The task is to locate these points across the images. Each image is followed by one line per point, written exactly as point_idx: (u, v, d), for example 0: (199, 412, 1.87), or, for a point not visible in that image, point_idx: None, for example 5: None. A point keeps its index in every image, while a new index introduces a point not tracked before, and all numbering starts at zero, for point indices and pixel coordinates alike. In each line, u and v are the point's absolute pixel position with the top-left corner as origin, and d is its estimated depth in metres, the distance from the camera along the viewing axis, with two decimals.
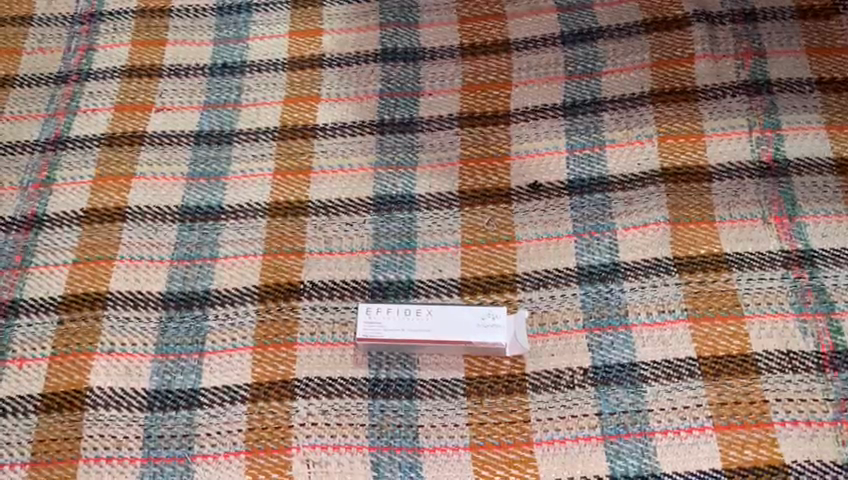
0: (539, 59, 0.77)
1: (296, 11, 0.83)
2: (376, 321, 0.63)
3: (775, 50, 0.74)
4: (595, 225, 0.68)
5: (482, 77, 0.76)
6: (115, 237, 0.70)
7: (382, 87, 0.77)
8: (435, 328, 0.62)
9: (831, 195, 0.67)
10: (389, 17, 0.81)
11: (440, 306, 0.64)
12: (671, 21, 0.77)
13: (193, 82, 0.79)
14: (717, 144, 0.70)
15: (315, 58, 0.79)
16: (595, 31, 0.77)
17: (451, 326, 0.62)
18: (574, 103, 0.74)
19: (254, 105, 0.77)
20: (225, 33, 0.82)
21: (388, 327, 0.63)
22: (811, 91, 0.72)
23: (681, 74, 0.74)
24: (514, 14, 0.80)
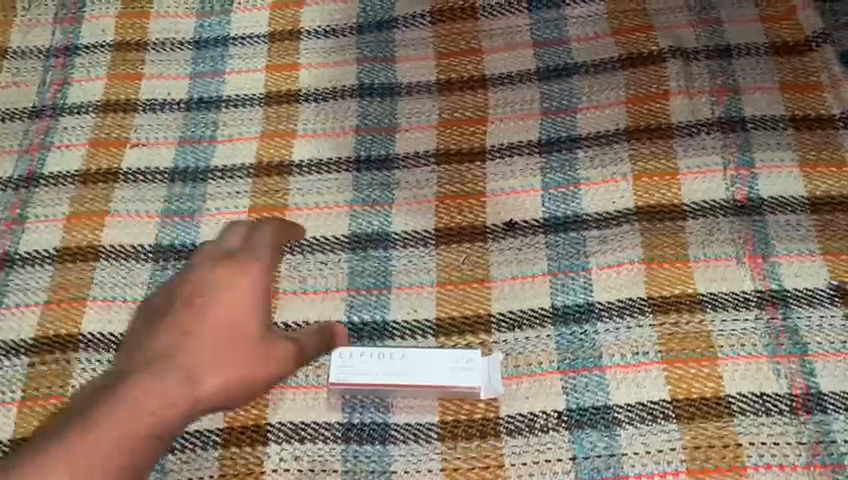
0: (516, 95, 0.77)
1: (274, 44, 0.82)
2: (349, 367, 0.63)
3: (749, 86, 0.74)
4: (570, 264, 0.68)
5: (459, 113, 0.76)
6: (88, 276, 0.69)
7: (359, 123, 0.77)
8: (410, 373, 0.62)
9: (804, 235, 0.67)
10: (366, 51, 0.81)
11: (413, 349, 0.63)
12: (646, 57, 0.77)
13: (169, 118, 0.78)
14: (692, 182, 0.70)
15: (292, 93, 0.79)
16: (571, 67, 0.77)
17: (423, 371, 0.62)
18: (550, 139, 0.74)
19: (230, 141, 0.77)
20: (201, 67, 0.81)
21: (361, 373, 0.62)
22: (784, 128, 0.72)
23: (656, 110, 0.74)
24: (491, 49, 0.80)
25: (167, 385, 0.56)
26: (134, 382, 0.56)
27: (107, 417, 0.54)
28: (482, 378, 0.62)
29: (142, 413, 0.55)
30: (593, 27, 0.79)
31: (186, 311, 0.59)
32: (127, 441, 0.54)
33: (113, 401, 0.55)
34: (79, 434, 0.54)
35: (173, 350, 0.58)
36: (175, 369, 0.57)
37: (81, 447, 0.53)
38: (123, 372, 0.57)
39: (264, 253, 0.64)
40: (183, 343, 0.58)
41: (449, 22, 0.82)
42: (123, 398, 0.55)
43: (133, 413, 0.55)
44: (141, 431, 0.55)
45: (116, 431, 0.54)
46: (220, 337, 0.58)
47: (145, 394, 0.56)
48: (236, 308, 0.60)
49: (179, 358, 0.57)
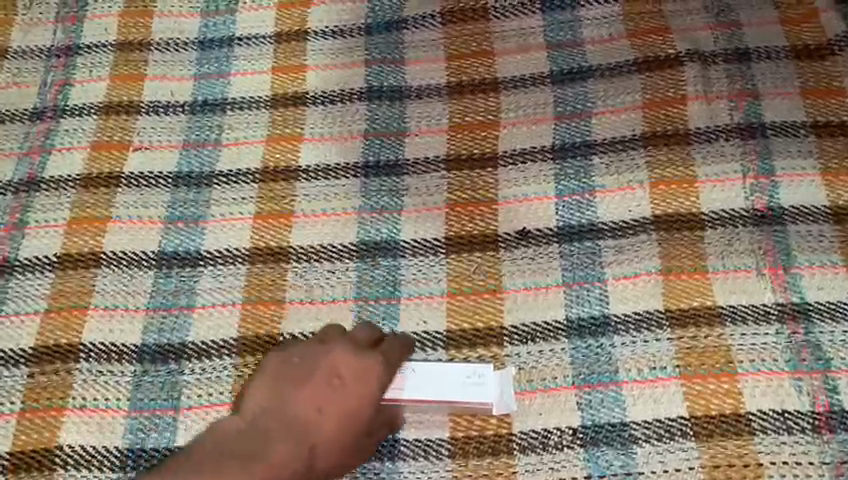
0: (528, 99, 0.75)
1: (280, 45, 0.80)
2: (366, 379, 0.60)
3: (769, 91, 0.72)
4: (585, 274, 0.66)
5: (470, 118, 0.74)
6: (89, 284, 0.68)
7: (367, 127, 0.75)
8: (427, 388, 0.60)
9: (826, 246, 0.65)
10: (375, 52, 0.79)
11: (428, 363, 0.61)
12: (663, 60, 0.74)
13: (172, 120, 0.76)
14: (710, 191, 0.68)
15: (298, 95, 0.77)
16: (586, 70, 0.75)
17: (441, 386, 0.60)
18: (564, 145, 0.72)
19: (235, 144, 0.75)
20: (206, 69, 0.79)
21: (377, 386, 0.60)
22: (805, 135, 0.70)
23: (673, 116, 0.72)
24: (503, 51, 0.78)
25: (271, 463, 0.55)
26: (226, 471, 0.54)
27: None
28: (495, 394, 0.60)
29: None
30: (608, 29, 0.77)
31: (298, 396, 0.58)
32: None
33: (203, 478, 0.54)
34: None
35: (284, 442, 0.56)
36: (280, 453, 0.56)
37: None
38: (220, 453, 0.56)
39: (396, 355, 0.61)
40: (290, 438, 0.56)
41: (460, 23, 0.79)
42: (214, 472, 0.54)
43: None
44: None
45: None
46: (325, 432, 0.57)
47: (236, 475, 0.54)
48: (354, 405, 0.58)
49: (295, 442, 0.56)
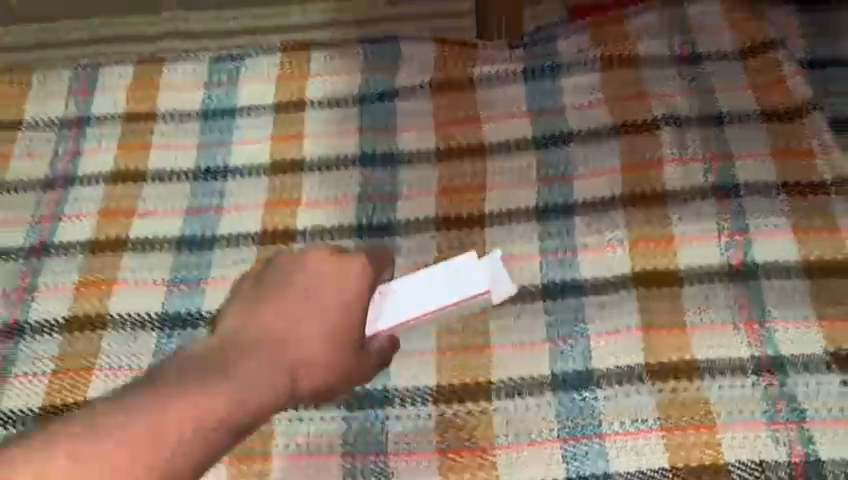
0: (513, 162, 0.79)
1: (280, 115, 0.85)
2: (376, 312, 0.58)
3: (741, 153, 0.76)
4: (569, 330, 0.69)
5: (458, 181, 0.78)
6: (95, 345, 0.71)
7: (361, 191, 0.79)
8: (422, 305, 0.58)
9: (799, 300, 0.68)
10: (368, 120, 0.83)
11: (409, 287, 0.59)
12: (640, 125, 0.79)
13: (177, 188, 0.81)
14: (688, 248, 0.71)
15: (296, 162, 0.82)
16: (567, 135, 0.79)
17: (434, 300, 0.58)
18: (547, 206, 0.75)
19: (237, 209, 0.79)
20: (210, 138, 0.84)
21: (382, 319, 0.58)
22: (776, 194, 0.73)
23: (650, 177, 0.76)
24: (489, 118, 0.82)
25: (260, 381, 0.51)
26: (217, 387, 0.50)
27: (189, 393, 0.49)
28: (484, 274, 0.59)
29: (209, 418, 0.48)
30: (589, 95, 0.81)
31: (269, 303, 0.55)
32: (199, 459, 0.48)
33: (191, 388, 0.49)
34: (155, 387, 0.49)
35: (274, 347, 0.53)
36: (258, 362, 0.52)
37: (177, 406, 0.48)
38: (205, 367, 0.51)
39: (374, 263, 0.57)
40: (272, 361, 0.52)
41: (448, 92, 0.84)
42: (202, 395, 0.49)
43: (202, 407, 0.48)
44: (225, 407, 0.49)
45: (196, 433, 0.48)
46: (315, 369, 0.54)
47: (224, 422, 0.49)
48: (340, 338, 0.55)
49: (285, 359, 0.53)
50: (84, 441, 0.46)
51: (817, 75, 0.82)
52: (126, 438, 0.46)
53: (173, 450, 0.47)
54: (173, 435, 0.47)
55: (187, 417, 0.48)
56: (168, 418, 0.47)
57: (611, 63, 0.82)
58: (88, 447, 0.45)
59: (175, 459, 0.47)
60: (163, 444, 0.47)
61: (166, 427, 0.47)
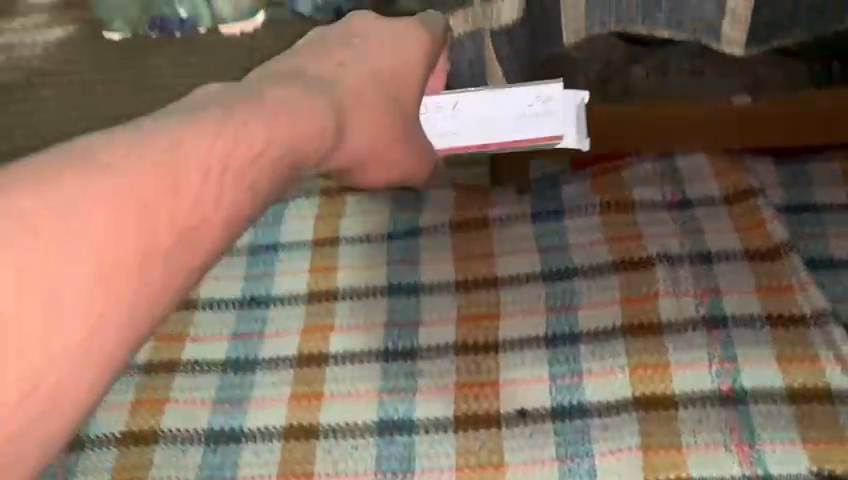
0: (524, 293, 0.88)
1: (317, 249, 0.96)
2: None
3: (728, 288, 0.85)
4: (576, 449, 0.76)
5: (475, 309, 0.88)
6: (147, 458, 0.80)
7: (388, 318, 0.88)
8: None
9: (784, 423, 0.75)
10: (395, 254, 0.94)
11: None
12: (637, 261, 0.88)
13: (225, 315, 0.91)
14: (682, 374, 0.79)
15: (331, 291, 0.91)
16: (572, 269, 0.89)
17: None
18: (555, 333, 0.84)
19: (277, 335, 0.89)
20: (254, 270, 0.95)
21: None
22: (761, 325, 0.82)
23: (647, 309, 0.84)
24: (502, 253, 0.92)
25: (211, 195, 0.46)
26: (329, 82, 0.60)
27: (282, 89, 0.55)
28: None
29: (287, 140, 0.52)
30: (590, 234, 0.92)
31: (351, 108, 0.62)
32: (189, 278, 0.46)
33: (256, 110, 0.51)
34: (167, 179, 0.44)
35: (358, 91, 0.63)
36: (194, 178, 0.46)
37: (172, 197, 0.44)
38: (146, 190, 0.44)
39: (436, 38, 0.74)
40: (355, 111, 0.62)
41: (465, 229, 0.95)
42: (255, 111, 0.51)
43: (243, 121, 0.49)
44: (253, 179, 0.49)
45: (202, 212, 0.46)
46: (371, 99, 0.64)
47: (283, 178, 0.52)
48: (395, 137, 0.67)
49: (362, 103, 0.63)
50: (87, 238, 0.40)
51: (794, 218, 0.92)
52: (126, 238, 0.42)
53: (171, 269, 0.44)
54: (182, 208, 0.45)
55: (216, 165, 0.47)
56: (186, 209, 0.45)
57: (611, 207, 0.93)
58: (103, 187, 0.42)
59: (177, 276, 0.45)
60: (177, 226, 0.44)
61: (179, 226, 0.44)
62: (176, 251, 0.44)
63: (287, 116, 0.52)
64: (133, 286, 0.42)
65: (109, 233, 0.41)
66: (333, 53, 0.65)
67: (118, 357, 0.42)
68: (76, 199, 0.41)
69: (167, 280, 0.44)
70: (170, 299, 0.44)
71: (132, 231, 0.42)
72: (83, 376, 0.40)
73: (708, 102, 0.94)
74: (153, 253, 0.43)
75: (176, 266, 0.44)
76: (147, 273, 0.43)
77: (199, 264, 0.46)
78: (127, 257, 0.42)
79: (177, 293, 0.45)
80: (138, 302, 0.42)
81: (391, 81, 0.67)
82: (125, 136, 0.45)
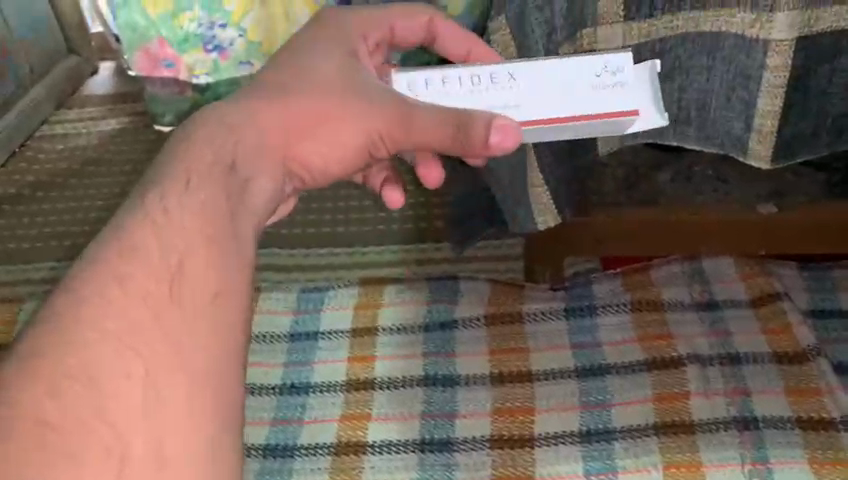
0: (558, 389, 0.91)
1: (355, 338, 0.99)
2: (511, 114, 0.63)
3: (758, 388, 0.88)
4: None
5: (510, 402, 0.90)
6: None
7: (424, 408, 0.91)
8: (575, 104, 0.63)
9: None
10: (431, 346, 0.97)
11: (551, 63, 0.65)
12: (668, 361, 0.91)
13: (265, 400, 0.94)
14: (715, 474, 0.81)
15: (368, 380, 0.94)
16: (604, 367, 0.92)
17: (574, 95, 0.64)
18: (589, 430, 0.86)
19: (316, 421, 0.91)
20: (295, 357, 0.98)
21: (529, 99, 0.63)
22: (791, 427, 0.84)
23: (679, 408, 0.87)
24: (536, 347, 0.95)
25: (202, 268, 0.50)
26: (243, 111, 0.60)
27: (207, 132, 0.58)
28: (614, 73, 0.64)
29: (225, 158, 0.57)
30: (621, 333, 0.95)
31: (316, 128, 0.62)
32: (230, 301, 0.50)
33: (168, 167, 0.55)
34: (127, 270, 0.48)
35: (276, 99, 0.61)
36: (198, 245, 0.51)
37: (145, 274, 0.48)
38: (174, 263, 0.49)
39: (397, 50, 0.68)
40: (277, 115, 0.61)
41: (499, 324, 0.98)
42: (169, 168, 0.54)
43: (187, 179, 0.54)
44: (213, 195, 0.54)
45: (177, 254, 0.50)
46: (305, 118, 0.61)
47: (239, 189, 0.57)
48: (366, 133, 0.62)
49: (273, 109, 0.61)
50: (97, 350, 0.44)
51: (820, 322, 0.95)
52: (122, 327, 0.46)
53: (191, 308, 0.48)
54: (162, 271, 0.49)
55: (156, 217, 0.51)
56: (155, 266, 0.49)
57: (641, 306, 0.97)
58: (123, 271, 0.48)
59: (212, 309, 0.49)
60: (170, 279, 0.48)
61: (166, 284, 0.48)
62: (181, 292, 0.48)
63: (217, 148, 0.57)
64: (159, 349, 0.46)
65: (118, 327, 0.45)
66: (265, 79, 0.63)
67: (224, 398, 0.46)
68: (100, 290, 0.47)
69: (194, 320, 0.48)
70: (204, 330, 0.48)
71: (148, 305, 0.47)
72: (206, 426, 0.45)
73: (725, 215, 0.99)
74: (168, 317, 0.47)
75: (188, 306, 0.48)
76: (167, 335, 0.46)
77: (221, 286, 0.50)
78: (147, 335, 0.46)
79: (231, 316, 0.49)
80: (200, 352, 0.47)
81: (329, 81, 0.62)
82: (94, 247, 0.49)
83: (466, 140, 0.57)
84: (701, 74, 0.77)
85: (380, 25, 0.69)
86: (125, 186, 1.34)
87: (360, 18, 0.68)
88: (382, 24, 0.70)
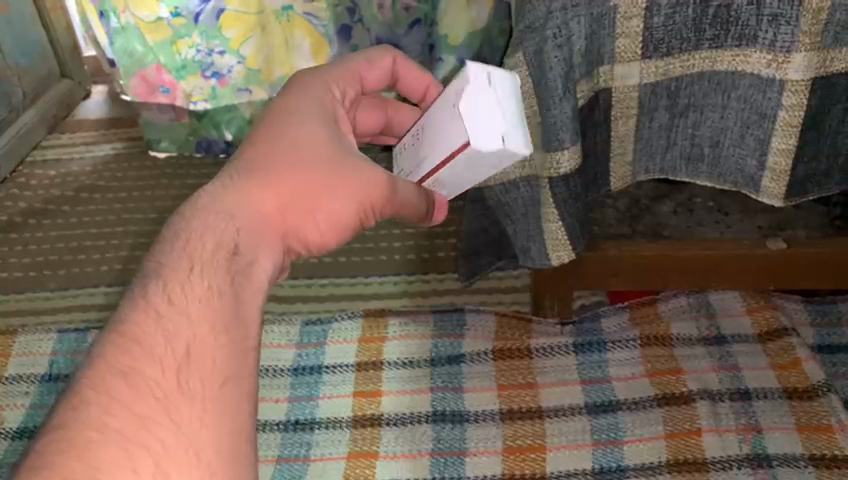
0: (569, 425, 0.90)
1: (360, 372, 0.97)
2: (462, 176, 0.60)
3: (770, 425, 0.87)
4: None
5: (520, 440, 0.89)
6: None
7: (433, 445, 0.89)
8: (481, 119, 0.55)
9: None
10: (438, 381, 0.95)
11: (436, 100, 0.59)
12: (678, 397, 0.90)
13: (270, 436, 0.92)
14: None
15: (375, 415, 0.93)
16: (615, 402, 0.91)
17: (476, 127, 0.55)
18: (602, 468, 0.86)
19: (322, 459, 0.89)
20: (299, 391, 0.96)
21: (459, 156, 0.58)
22: (805, 465, 0.84)
23: (692, 445, 0.86)
24: (544, 383, 0.94)
25: (210, 354, 0.46)
26: (238, 194, 0.54)
27: (205, 217, 0.53)
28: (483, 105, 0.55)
29: (227, 241, 0.52)
30: (630, 368, 0.94)
31: (315, 200, 0.56)
32: (243, 385, 0.46)
33: (166, 254, 0.51)
34: (132, 365, 0.45)
35: (267, 175, 0.55)
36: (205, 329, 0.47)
37: (151, 366, 0.45)
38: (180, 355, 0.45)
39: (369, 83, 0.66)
40: (273, 188, 0.55)
41: (507, 358, 0.97)
42: (168, 256, 0.51)
43: (191, 265, 0.50)
44: (217, 278, 0.50)
45: (184, 342, 0.46)
46: (303, 191, 0.56)
47: (243, 274, 0.51)
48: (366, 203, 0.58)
49: (271, 188, 0.55)
50: (101, 454, 0.41)
51: (827, 357, 0.95)
52: (128, 424, 0.42)
53: (201, 397, 0.44)
54: (168, 361, 0.45)
55: (159, 305, 0.48)
56: (162, 357, 0.45)
57: (649, 341, 0.96)
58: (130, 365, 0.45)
59: (222, 395, 0.45)
60: (178, 368, 0.45)
61: (173, 375, 0.45)
62: (190, 381, 0.45)
63: (217, 233, 0.52)
64: (167, 445, 0.42)
65: (123, 425, 0.42)
66: (248, 151, 0.57)
67: None
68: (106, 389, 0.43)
69: (205, 411, 0.44)
70: (217, 416, 0.44)
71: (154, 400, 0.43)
72: None
73: (745, 250, 0.94)
74: (176, 409, 0.43)
75: (197, 396, 0.44)
76: (175, 428, 0.43)
77: (235, 371, 0.46)
78: (154, 429, 0.42)
79: (243, 401, 0.45)
80: (211, 443, 0.43)
81: (324, 151, 0.57)
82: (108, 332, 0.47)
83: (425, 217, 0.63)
84: (715, 111, 0.77)
85: (353, 79, 0.64)
86: (136, 212, 1.34)
87: (333, 74, 0.63)
88: (355, 77, 0.64)
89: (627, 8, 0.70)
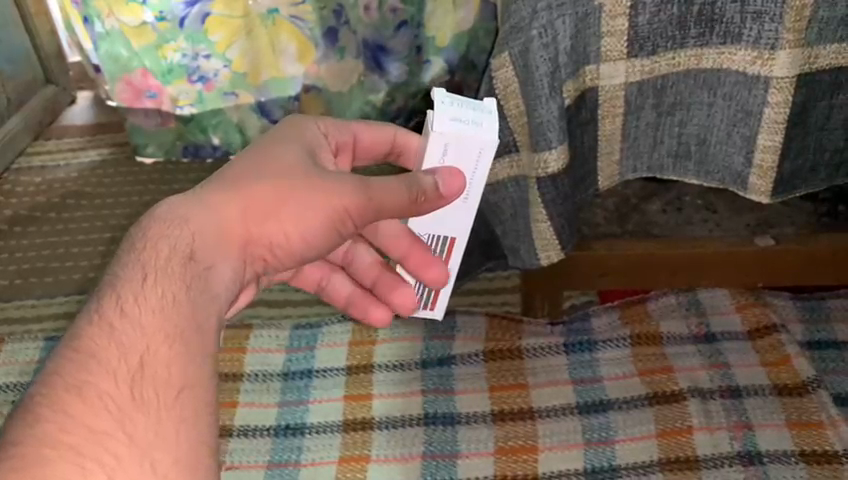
0: (561, 425, 0.90)
1: (351, 376, 0.97)
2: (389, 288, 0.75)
3: (760, 422, 0.87)
4: None
5: (513, 441, 0.89)
6: None
7: (425, 448, 0.89)
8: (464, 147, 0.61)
9: None
10: (429, 383, 0.95)
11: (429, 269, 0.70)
12: (670, 395, 0.90)
13: (260, 442, 0.91)
14: None
15: (366, 419, 0.92)
16: (607, 402, 0.91)
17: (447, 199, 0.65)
18: (595, 468, 0.86)
19: (313, 464, 0.89)
20: (289, 396, 0.96)
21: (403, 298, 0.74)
22: (796, 462, 0.84)
23: (683, 444, 0.86)
24: (536, 384, 0.94)
25: (162, 362, 0.46)
26: (198, 200, 0.56)
27: (163, 225, 0.54)
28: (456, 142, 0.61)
29: (183, 247, 0.53)
30: (622, 367, 0.94)
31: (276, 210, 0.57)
32: (199, 393, 0.46)
33: (124, 267, 0.51)
34: (85, 379, 0.45)
35: (229, 188, 0.57)
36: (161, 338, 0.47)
37: (105, 379, 0.45)
38: (133, 365, 0.46)
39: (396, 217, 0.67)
40: (233, 198, 0.56)
41: (498, 359, 0.97)
42: (125, 268, 0.51)
43: (147, 273, 0.50)
44: (173, 287, 0.50)
45: (136, 353, 0.46)
46: (263, 201, 0.57)
47: (200, 281, 0.52)
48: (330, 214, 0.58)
49: (231, 199, 0.56)
50: (55, 471, 0.41)
51: (816, 353, 0.96)
52: (81, 441, 0.42)
53: (155, 410, 0.44)
54: (123, 373, 0.45)
55: (113, 318, 0.48)
56: (114, 369, 0.45)
57: (640, 340, 0.96)
58: (83, 376, 0.45)
59: (177, 406, 0.45)
60: (131, 381, 0.45)
61: (128, 388, 0.45)
62: (143, 392, 0.45)
63: (174, 240, 0.53)
64: (123, 459, 0.42)
65: (77, 440, 0.42)
66: (221, 173, 0.59)
67: None
68: (60, 402, 0.43)
69: (161, 421, 0.44)
70: (173, 426, 0.44)
71: (110, 414, 0.44)
72: None
73: (734, 247, 0.94)
74: (130, 421, 0.44)
75: (152, 406, 0.45)
76: (131, 441, 0.43)
77: (190, 378, 0.46)
78: (109, 444, 0.43)
79: (199, 409, 0.46)
80: (166, 452, 0.43)
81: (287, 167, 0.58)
82: (75, 344, 0.46)
83: (423, 198, 0.59)
84: (701, 109, 0.77)
85: (343, 131, 0.67)
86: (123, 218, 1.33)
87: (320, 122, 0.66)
88: (347, 131, 0.67)
89: (613, 6, 0.70)
